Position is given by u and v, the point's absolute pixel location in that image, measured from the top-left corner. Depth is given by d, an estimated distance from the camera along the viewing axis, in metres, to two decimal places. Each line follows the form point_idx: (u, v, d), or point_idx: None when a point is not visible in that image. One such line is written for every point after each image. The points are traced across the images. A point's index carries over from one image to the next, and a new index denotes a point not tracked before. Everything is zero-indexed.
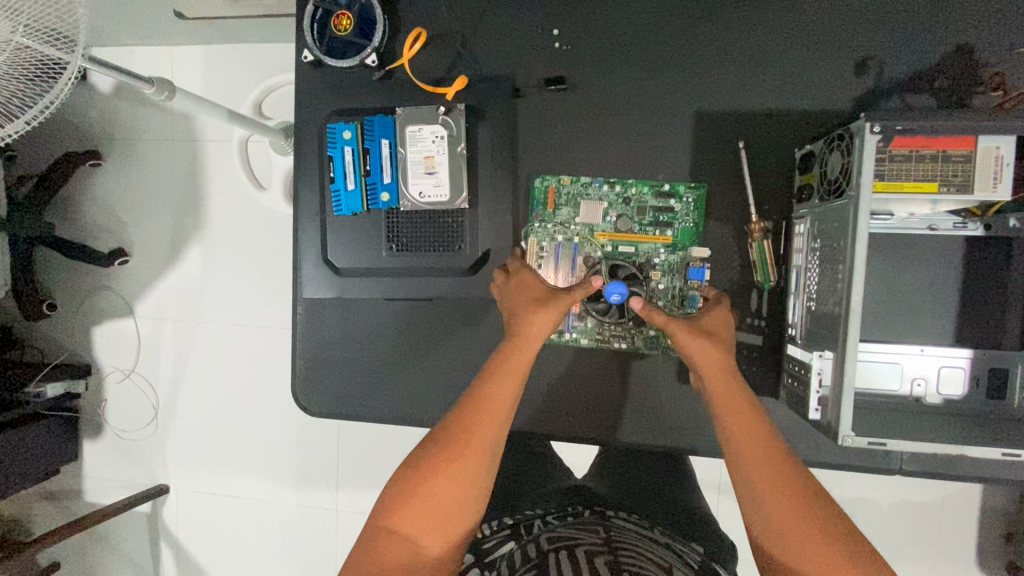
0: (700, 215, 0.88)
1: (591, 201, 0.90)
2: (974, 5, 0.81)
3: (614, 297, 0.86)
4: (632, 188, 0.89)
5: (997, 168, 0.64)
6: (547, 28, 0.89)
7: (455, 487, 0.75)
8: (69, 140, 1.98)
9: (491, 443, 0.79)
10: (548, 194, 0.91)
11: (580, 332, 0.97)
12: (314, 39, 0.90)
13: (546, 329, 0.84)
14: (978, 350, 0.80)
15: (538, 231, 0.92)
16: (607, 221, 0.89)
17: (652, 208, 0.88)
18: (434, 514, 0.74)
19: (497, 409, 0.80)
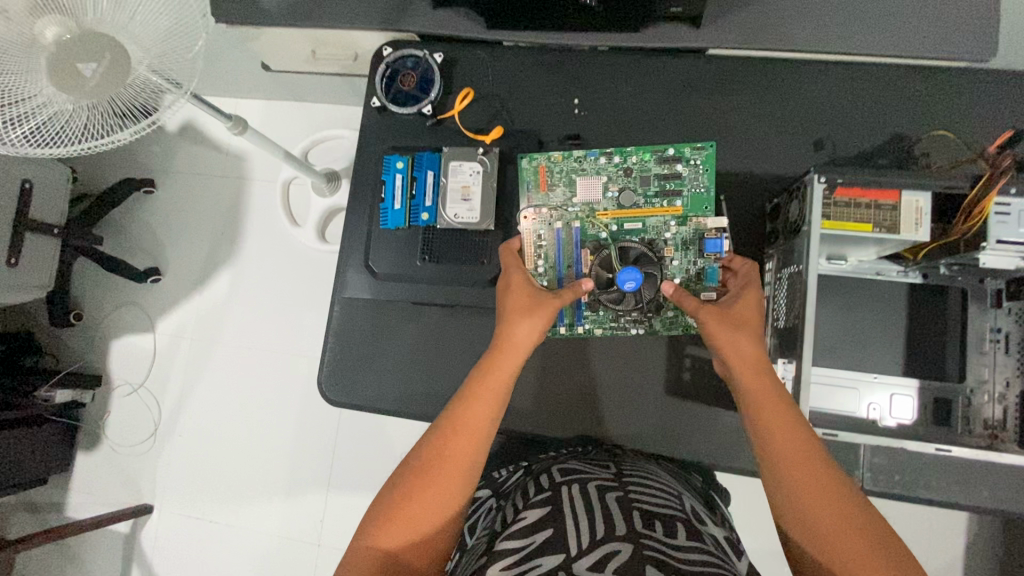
0: (708, 177, 1.00)
1: (586, 176, 1.03)
2: (914, 101, 1.00)
3: (629, 284, 0.91)
4: (632, 160, 1.02)
5: (917, 216, 0.81)
6: (569, 97, 1.11)
7: (432, 502, 0.75)
8: (127, 166, 2.17)
9: (467, 456, 0.78)
10: (543, 177, 1.04)
11: (592, 322, 1.02)
12: (383, 91, 1.12)
13: (533, 334, 0.87)
14: (925, 382, 0.94)
15: (533, 218, 1.03)
16: (609, 196, 1.02)
17: (658, 176, 1.01)
18: (425, 508, 0.75)
19: (486, 398, 0.81)
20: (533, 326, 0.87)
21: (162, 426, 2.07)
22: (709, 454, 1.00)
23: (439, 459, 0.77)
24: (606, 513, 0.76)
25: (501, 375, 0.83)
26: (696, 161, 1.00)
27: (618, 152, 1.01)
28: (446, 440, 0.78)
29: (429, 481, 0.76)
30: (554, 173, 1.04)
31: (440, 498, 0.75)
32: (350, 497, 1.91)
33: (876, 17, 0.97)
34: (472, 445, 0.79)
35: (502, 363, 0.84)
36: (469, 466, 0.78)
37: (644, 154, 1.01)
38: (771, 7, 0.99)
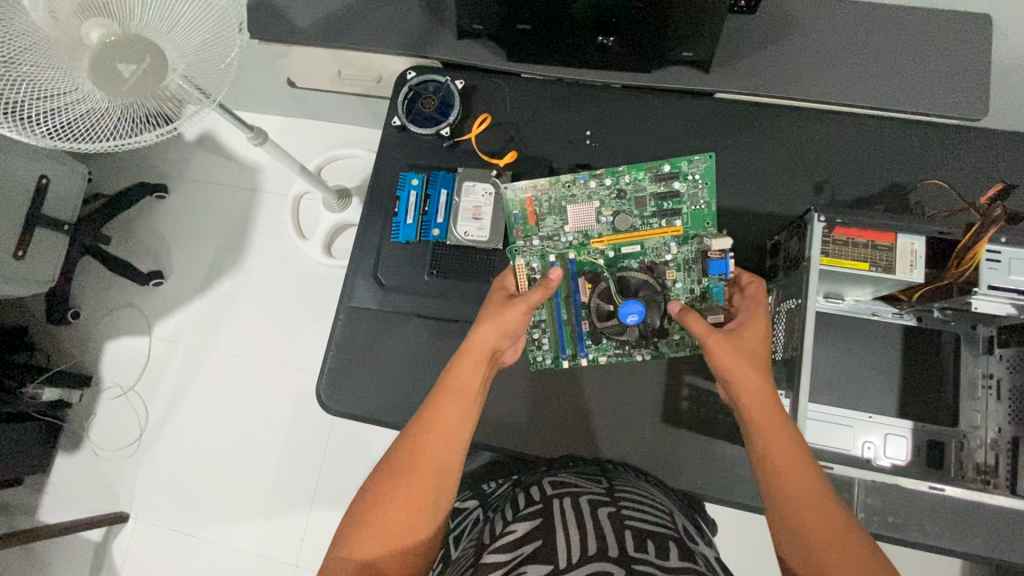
0: (707, 193, 1.01)
1: (576, 203, 1.03)
2: (909, 153, 1.06)
3: (632, 316, 0.95)
4: (623, 182, 1.02)
5: (912, 258, 0.84)
6: (582, 128, 1.16)
7: (403, 511, 0.75)
8: (142, 171, 2.22)
9: (438, 459, 0.78)
10: (530, 209, 1.04)
11: (597, 350, 1.03)
12: (404, 111, 1.16)
13: (495, 333, 0.88)
14: (919, 424, 0.94)
15: (526, 251, 1.03)
16: (603, 221, 1.02)
17: (654, 195, 1.02)
18: (397, 514, 0.75)
19: (455, 401, 0.82)
20: (498, 329, 0.88)
21: (147, 431, 2.03)
22: (703, 484, 1.00)
23: (411, 463, 0.77)
24: (597, 529, 0.75)
25: (470, 379, 0.85)
26: (695, 176, 1.01)
27: (608, 175, 1.02)
28: (415, 443, 0.79)
29: (400, 486, 0.76)
30: (541, 203, 1.04)
31: (414, 503, 0.75)
32: (334, 515, 1.87)
33: (874, 73, 1.03)
34: (442, 448, 0.79)
35: (467, 367, 0.85)
36: (439, 469, 0.78)
37: (636, 174, 1.02)
38: (775, 58, 1.05)
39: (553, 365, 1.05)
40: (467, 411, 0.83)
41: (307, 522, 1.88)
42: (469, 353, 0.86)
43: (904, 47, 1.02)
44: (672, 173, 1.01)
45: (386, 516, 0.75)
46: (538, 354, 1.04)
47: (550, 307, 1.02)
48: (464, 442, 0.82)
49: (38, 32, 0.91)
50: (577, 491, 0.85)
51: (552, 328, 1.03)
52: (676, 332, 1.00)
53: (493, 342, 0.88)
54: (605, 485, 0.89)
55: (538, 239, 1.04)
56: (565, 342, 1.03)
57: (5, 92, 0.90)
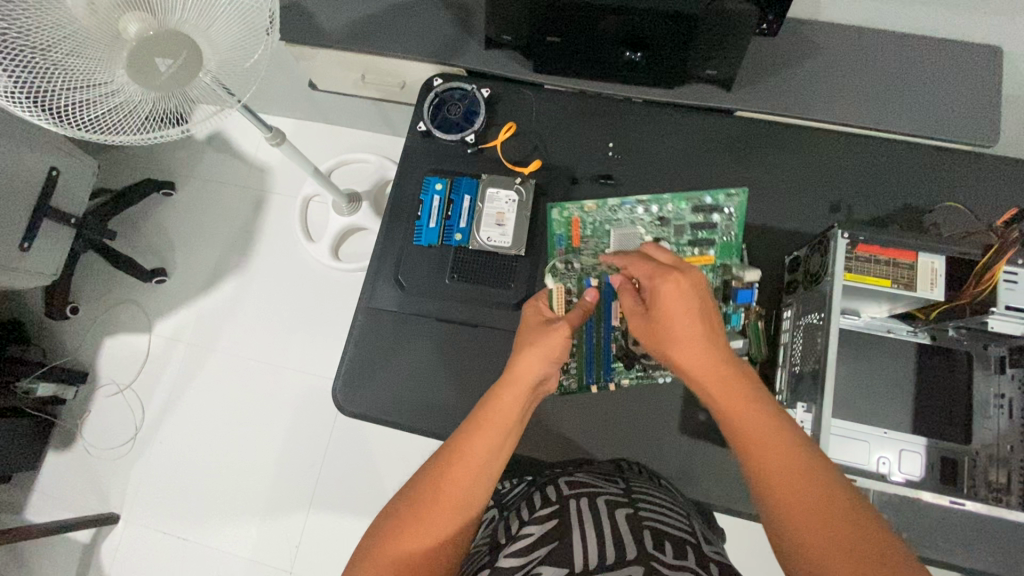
0: (737, 226, 1.06)
1: (620, 227, 1.08)
2: (922, 175, 1.08)
3: None
4: (667, 211, 1.07)
5: (933, 276, 0.87)
6: (605, 140, 1.18)
7: (425, 540, 0.73)
8: (150, 167, 2.20)
9: (465, 492, 0.76)
10: (576, 231, 1.09)
11: (621, 375, 1.06)
12: (429, 117, 1.18)
13: (536, 371, 0.86)
14: (933, 441, 0.97)
15: (564, 273, 1.07)
16: (642, 246, 1.07)
17: (692, 224, 1.07)
18: (417, 540, 0.72)
19: (494, 432, 0.80)
20: (544, 357, 0.86)
21: (142, 431, 2.00)
22: (718, 496, 1.01)
23: (439, 490, 0.76)
24: (616, 533, 0.74)
25: (510, 410, 0.82)
26: (729, 210, 1.06)
27: (653, 202, 1.07)
28: (447, 471, 0.77)
29: (424, 513, 0.74)
30: (586, 226, 1.09)
31: (435, 532, 0.73)
32: (331, 521, 1.84)
33: (891, 97, 1.06)
34: (473, 479, 0.77)
35: (506, 399, 0.83)
36: (468, 500, 0.76)
37: (678, 203, 1.07)
38: (795, 80, 1.08)
39: (577, 389, 1.07)
40: (504, 444, 0.81)
41: (303, 527, 1.85)
42: (512, 381, 0.84)
43: (920, 74, 1.05)
44: (712, 204, 1.06)
45: (408, 542, 0.72)
46: (564, 377, 1.06)
47: (581, 333, 1.06)
48: (495, 475, 0.80)
49: (76, 24, 0.91)
50: (595, 491, 0.84)
51: (580, 351, 1.06)
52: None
53: (541, 373, 0.86)
54: (622, 487, 0.88)
55: (577, 261, 1.08)
56: (592, 367, 1.06)
57: (40, 81, 0.90)
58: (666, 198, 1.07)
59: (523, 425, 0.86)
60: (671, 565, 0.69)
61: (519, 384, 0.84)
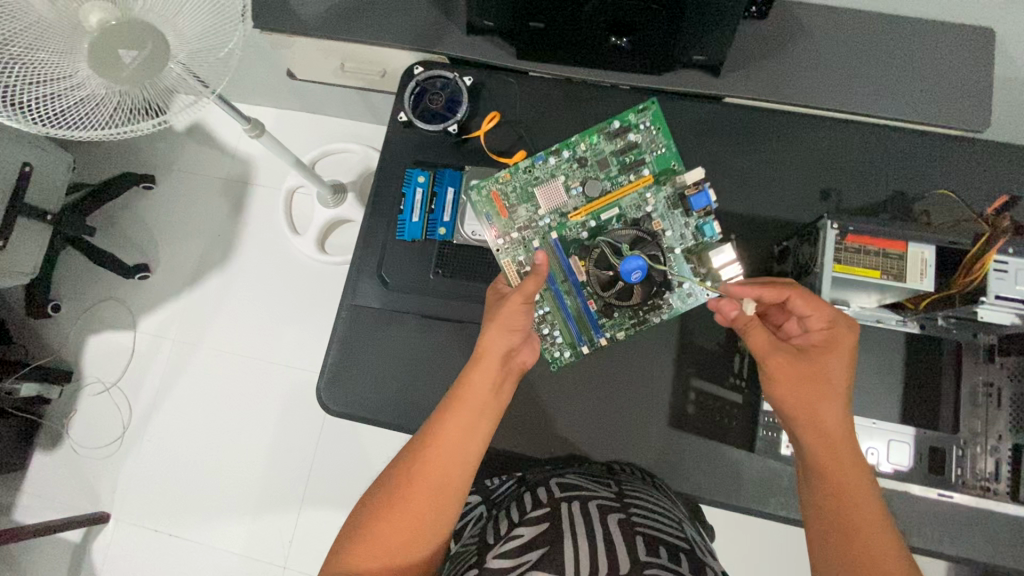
0: (664, 135, 1.01)
1: (541, 184, 1.02)
2: (913, 161, 1.07)
3: (636, 272, 0.91)
4: (581, 151, 1.03)
5: (922, 267, 0.87)
6: (591, 129, 1.15)
7: (402, 532, 0.72)
8: (128, 160, 2.14)
9: (441, 479, 0.75)
10: (500, 203, 1.03)
11: (613, 326, 1.02)
12: (411, 106, 1.14)
13: (502, 344, 0.84)
14: (921, 430, 0.94)
15: (507, 248, 1.03)
16: (574, 194, 1.02)
17: (615, 153, 1.02)
18: (391, 532, 0.72)
19: (466, 411, 0.79)
20: (504, 329, 0.85)
21: (131, 429, 1.97)
22: (707, 488, 1.00)
23: (413, 476, 0.74)
24: (607, 540, 0.74)
25: (479, 387, 0.81)
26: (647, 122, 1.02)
27: (563, 148, 1.02)
28: (420, 455, 0.76)
29: (399, 504, 0.73)
30: (509, 195, 1.03)
31: (413, 525, 0.72)
32: (325, 515, 1.84)
33: (884, 82, 1.04)
34: (448, 462, 0.76)
35: (478, 379, 0.81)
36: (445, 484, 0.75)
37: (590, 139, 1.02)
38: (785, 65, 1.05)
39: (573, 357, 1.04)
40: (477, 421, 0.79)
41: (297, 522, 1.85)
42: (479, 358, 0.83)
43: (913, 58, 1.03)
44: (624, 127, 1.02)
45: (386, 531, 0.72)
46: (555, 349, 1.03)
47: (552, 299, 1.01)
48: (473, 460, 0.78)
49: (35, 14, 0.88)
50: (586, 495, 0.83)
51: (561, 318, 1.02)
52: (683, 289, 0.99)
53: (506, 345, 0.84)
54: (613, 489, 0.88)
55: (516, 232, 1.03)
56: (578, 326, 1.02)
57: (1, 76, 0.88)
58: (577, 140, 1.02)
59: (501, 402, 0.84)
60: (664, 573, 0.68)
61: (486, 359, 0.82)
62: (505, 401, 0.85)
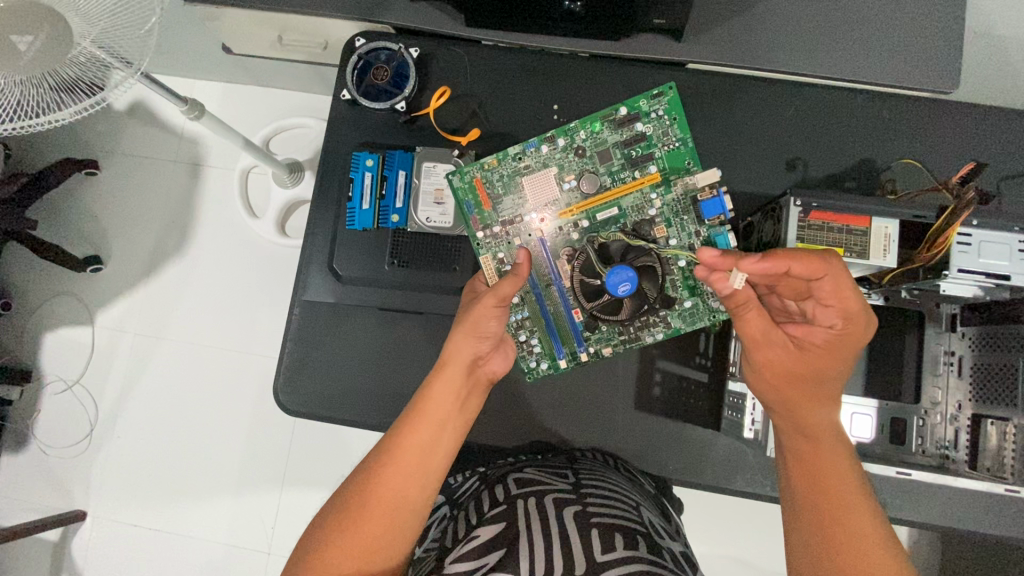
0: (678, 128, 0.96)
1: (531, 175, 0.98)
2: (880, 129, 1.03)
3: (623, 286, 0.87)
4: (580, 140, 0.98)
5: (885, 242, 0.84)
6: (549, 103, 1.08)
7: (356, 552, 0.68)
8: (62, 139, 1.95)
9: (402, 493, 0.72)
10: (483, 192, 0.98)
11: (597, 341, 0.98)
12: (353, 82, 1.06)
13: (469, 352, 0.81)
14: (883, 402, 0.94)
15: (488, 243, 0.99)
16: (568, 186, 0.97)
17: (621, 143, 0.97)
18: (343, 554, 0.68)
19: (428, 425, 0.76)
20: (472, 334, 0.82)
21: (99, 428, 1.86)
22: (674, 468, 1.01)
23: (366, 495, 0.71)
24: (563, 533, 0.73)
25: (443, 399, 0.78)
26: (658, 112, 0.96)
27: (559, 136, 0.97)
28: (376, 472, 0.73)
29: (352, 523, 0.69)
30: (493, 184, 0.99)
31: (366, 543, 0.69)
32: (305, 498, 1.74)
33: (853, 41, 0.98)
34: (405, 479, 0.73)
35: (445, 389, 0.79)
36: (400, 504, 0.72)
37: (593, 127, 0.97)
38: (752, 26, 0.99)
39: (551, 369, 0.99)
40: (440, 435, 0.77)
41: (278, 507, 1.76)
42: (444, 366, 0.80)
43: (882, 16, 0.98)
44: (631, 115, 0.96)
45: (333, 555, 0.68)
46: (531, 359, 0.99)
47: (532, 304, 0.97)
48: (435, 476, 0.75)
49: None
50: (543, 489, 0.83)
51: (539, 325, 0.98)
52: (685, 302, 0.95)
53: (473, 352, 0.82)
54: (571, 480, 0.87)
55: (498, 226, 0.98)
56: (560, 340, 0.98)
57: None
58: (576, 128, 0.97)
59: (467, 413, 0.81)
60: (621, 564, 0.68)
61: (451, 369, 0.80)
62: (473, 413, 0.83)
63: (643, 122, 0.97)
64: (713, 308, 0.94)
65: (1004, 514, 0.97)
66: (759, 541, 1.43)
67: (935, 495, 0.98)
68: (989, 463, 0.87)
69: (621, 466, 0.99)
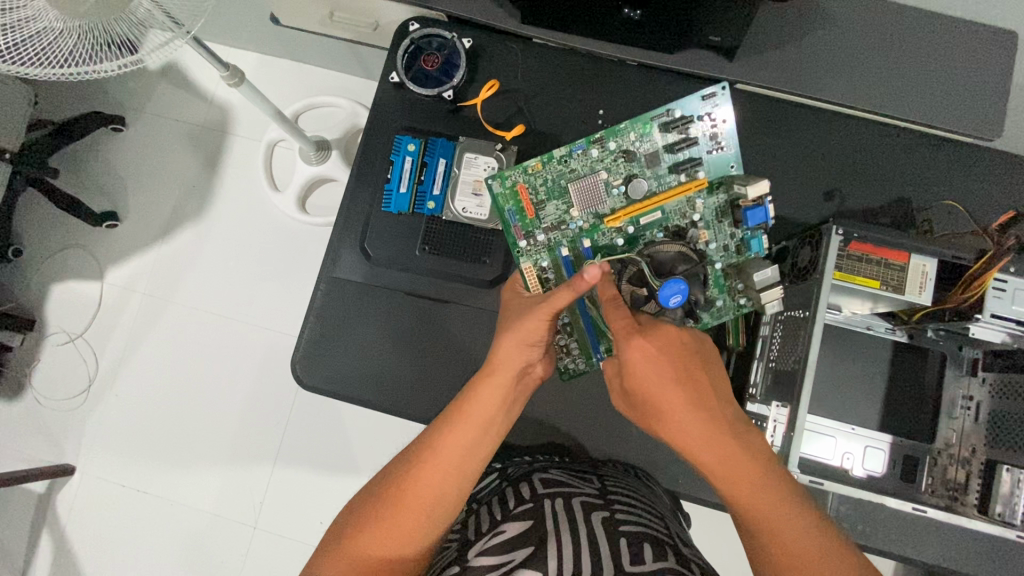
0: (727, 130, 0.97)
1: (578, 179, 0.98)
2: (920, 170, 1.04)
3: (675, 297, 0.86)
4: (627, 144, 0.98)
5: (922, 280, 0.86)
6: (595, 108, 1.09)
7: (389, 545, 0.71)
8: (89, 90, 1.92)
9: (438, 491, 0.74)
10: (526, 199, 0.98)
11: None
12: (403, 66, 1.06)
13: (515, 355, 0.82)
14: (897, 438, 0.99)
15: (530, 250, 0.99)
16: (614, 193, 0.98)
17: (669, 147, 0.97)
18: (377, 544, 0.71)
19: (470, 430, 0.77)
20: (523, 344, 0.82)
21: (96, 384, 1.81)
22: (684, 484, 1.01)
23: (404, 492, 0.73)
24: (592, 537, 0.74)
25: (487, 405, 0.78)
26: (707, 117, 0.97)
27: (607, 139, 0.97)
28: (416, 472, 0.74)
29: (386, 517, 0.72)
30: (537, 190, 0.99)
31: (399, 537, 0.72)
32: (300, 476, 1.71)
33: (905, 78, 0.99)
34: (442, 480, 0.74)
35: (491, 390, 0.79)
36: (436, 500, 0.74)
37: (640, 130, 0.98)
38: (803, 53, 1.00)
39: (587, 367, 1.00)
40: (480, 441, 0.78)
41: (268, 483, 1.72)
42: (492, 371, 0.81)
43: (934, 56, 0.98)
44: (683, 119, 0.97)
45: (368, 542, 0.71)
46: (568, 359, 1.00)
47: (570, 307, 0.97)
48: (472, 476, 0.77)
49: None
50: (570, 491, 0.83)
51: (578, 328, 0.98)
52: (714, 299, 0.97)
53: (523, 358, 0.82)
54: (597, 485, 0.88)
55: (541, 233, 0.99)
56: (596, 338, 0.98)
57: None
58: (626, 129, 0.98)
59: (509, 417, 0.82)
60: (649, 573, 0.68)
61: (499, 374, 0.80)
62: (513, 412, 0.84)
63: (692, 126, 0.97)
64: (739, 304, 0.97)
65: (1005, 562, 0.98)
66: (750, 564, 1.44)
67: (939, 536, 0.99)
68: (1000, 507, 0.83)
69: (634, 473, 0.99)
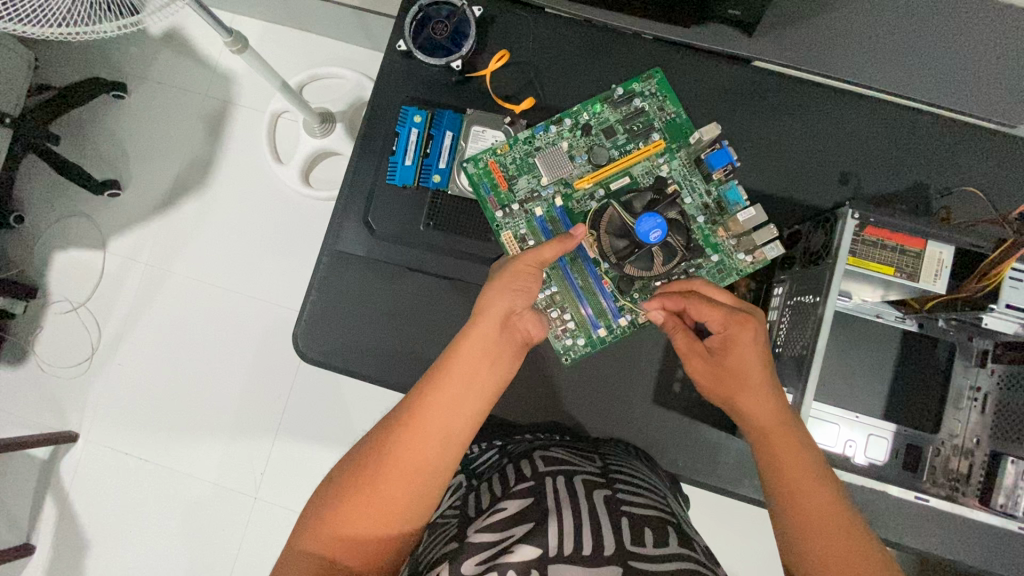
0: (672, 101, 0.99)
1: (543, 153, 0.98)
2: (941, 155, 1.01)
3: (654, 231, 0.86)
4: (584, 120, 0.99)
5: (937, 268, 0.85)
6: (607, 82, 1.05)
7: (367, 513, 0.70)
8: (90, 57, 1.89)
9: (421, 455, 0.74)
10: (498, 174, 0.99)
11: (631, 313, 0.98)
12: (410, 35, 1.03)
13: (500, 313, 0.84)
14: (901, 427, 0.98)
15: (508, 222, 0.99)
16: (580, 163, 0.98)
17: (622, 119, 0.98)
18: (357, 512, 0.70)
19: (451, 390, 0.78)
20: (506, 292, 0.86)
21: (99, 353, 1.82)
22: (683, 465, 1.02)
23: (384, 458, 0.73)
24: (593, 514, 0.74)
25: (467, 367, 0.79)
26: (651, 90, 0.99)
27: (565, 116, 0.98)
28: (397, 435, 0.74)
29: (366, 483, 0.72)
30: (507, 167, 0.99)
31: (381, 504, 0.71)
32: (300, 448, 1.72)
33: (928, 59, 0.96)
34: (425, 441, 0.74)
35: (470, 348, 0.81)
36: (419, 467, 0.73)
37: (594, 108, 0.99)
38: (825, 32, 0.97)
39: (587, 346, 0.99)
40: (464, 399, 0.78)
41: (269, 454, 1.73)
42: (474, 331, 0.82)
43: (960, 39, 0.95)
44: (628, 94, 0.98)
45: (347, 512, 0.70)
46: (566, 337, 0.99)
47: (560, 279, 0.98)
48: (455, 443, 0.76)
49: None
50: (572, 469, 0.83)
51: (571, 301, 0.99)
52: (708, 257, 0.96)
53: (506, 311, 0.84)
54: (598, 465, 0.88)
55: (516, 205, 0.98)
56: (594, 313, 0.99)
57: None
58: (578, 108, 0.99)
59: (495, 380, 0.82)
60: (653, 557, 0.68)
61: (478, 332, 0.81)
62: (502, 382, 0.83)
63: (641, 99, 0.99)
64: (739, 261, 0.96)
65: (1002, 551, 0.98)
66: (746, 545, 1.45)
67: (938, 525, 0.99)
68: (1002, 499, 0.83)
69: (637, 454, 1.00)
